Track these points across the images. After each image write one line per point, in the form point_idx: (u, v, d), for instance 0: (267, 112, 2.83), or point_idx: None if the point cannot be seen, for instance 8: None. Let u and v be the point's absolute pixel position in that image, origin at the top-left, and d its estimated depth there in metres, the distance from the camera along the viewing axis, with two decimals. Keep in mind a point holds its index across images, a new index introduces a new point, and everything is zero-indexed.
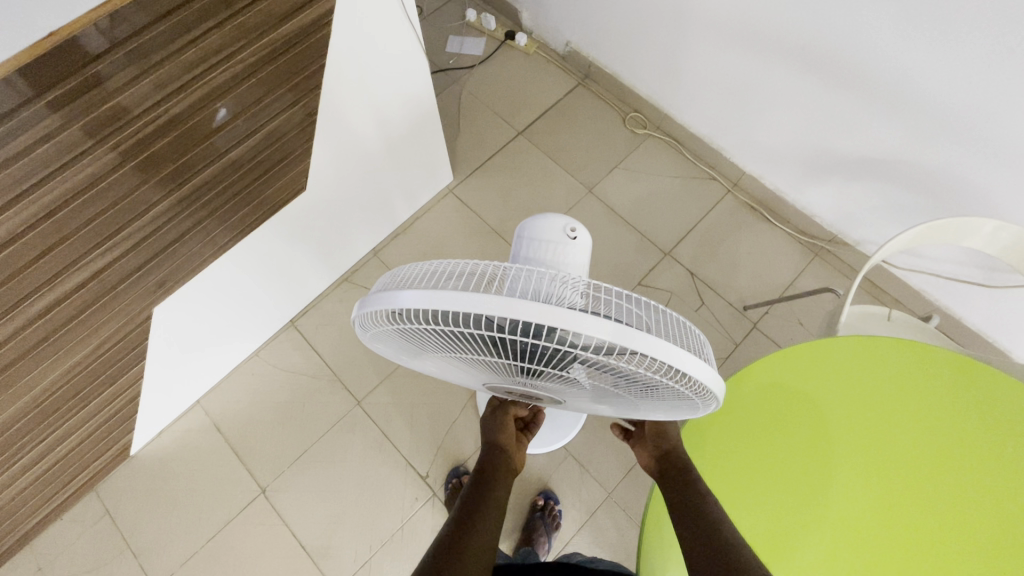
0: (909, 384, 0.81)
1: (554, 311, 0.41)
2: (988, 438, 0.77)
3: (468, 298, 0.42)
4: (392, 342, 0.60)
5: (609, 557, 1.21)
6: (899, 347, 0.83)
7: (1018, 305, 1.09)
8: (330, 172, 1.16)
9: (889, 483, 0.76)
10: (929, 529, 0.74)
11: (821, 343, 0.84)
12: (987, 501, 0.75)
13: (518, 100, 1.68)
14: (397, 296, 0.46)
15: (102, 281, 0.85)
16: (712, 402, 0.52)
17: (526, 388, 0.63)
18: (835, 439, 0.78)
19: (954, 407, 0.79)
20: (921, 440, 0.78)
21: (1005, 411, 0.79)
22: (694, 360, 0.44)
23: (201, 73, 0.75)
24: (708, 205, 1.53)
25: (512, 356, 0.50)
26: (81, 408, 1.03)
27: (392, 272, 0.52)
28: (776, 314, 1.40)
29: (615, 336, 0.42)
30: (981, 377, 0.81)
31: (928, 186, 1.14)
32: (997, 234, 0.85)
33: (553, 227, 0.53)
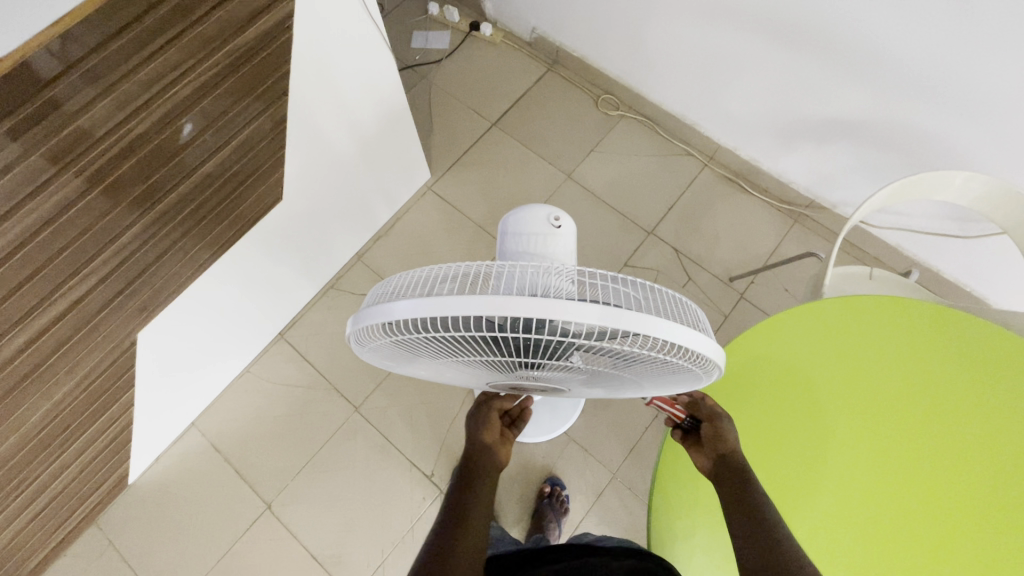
0: (887, 339, 0.83)
1: (549, 301, 0.41)
2: (972, 381, 0.80)
3: (462, 301, 0.42)
4: (389, 353, 0.59)
5: (619, 535, 1.22)
6: (881, 304, 0.85)
7: (994, 252, 1.12)
8: (303, 179, 1.14)
9: (885, 437, 0.78)
10: (927, 477, 0.76)
11: (799, 306, 0.86)
12: (977, 442, 0.77)
13: (489, 91, 1.67)
14: (391, 308, 0.45)
15: (82, 311, 0.83)
16: (714, 370, 0.53)
17: (529, 381, 0.63)
18: (830, 400, 0.80)
19: (937, 356, 0.82)
20: (910, 392, 0.80)
21: (983, 355, 0.82)
22: (691, 333, 0.45)
23: (163, 89, 0.73)
24: (686, 181, 1.54)
25: (512, 353, 0.50)
26: (74, 440, 1.00)
27: (382, 283, 0.51)
28: (762, 283, 1.42)
29: (610, 319, 0.42)
30: (958, 323, 0.84)
31: (898, 144, 1.16)
32: (968, 185, 0.87)
33: (536, 219, 0.52)
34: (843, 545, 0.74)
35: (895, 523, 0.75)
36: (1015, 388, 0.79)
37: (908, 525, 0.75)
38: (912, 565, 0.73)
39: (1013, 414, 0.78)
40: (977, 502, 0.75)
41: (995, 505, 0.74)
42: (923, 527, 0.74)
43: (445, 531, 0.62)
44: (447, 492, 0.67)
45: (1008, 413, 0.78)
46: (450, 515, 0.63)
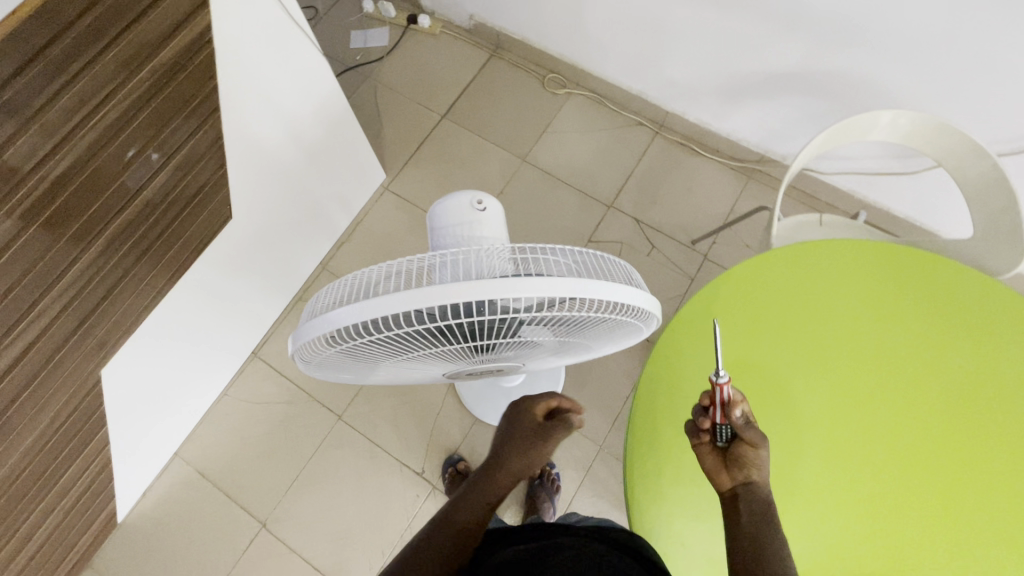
0: (826, 283, 0.86)
1: (483, 282, 0.41)
2: (907, 307, 0.84)
3: (396, 298, 0.41)
4: (341, 363, 0.58)
5: (612, 505, 1.25)
6: (815, 251, 0.87)
7: (936, 184, 1.16)
8: (250, 194, 1.12)
9: (843, 379, 0.81)
10: (887, 409, 0.79)
11: (748, 261, 0.87)
12: (923, 363, 0.81)
13: (435, 84, 1.65)
14: (327, 319, 0.45)
15: (38, 354, 0.81)
16: (656, 319, 0.54)
17: (487, 364, 0.64)
18: (785, 353, 0.82)
19: (873, 290, 0.85)
20: (855, 329, 0.83)
21: (921, 281, 0.85)
22: (626, 289, 0.46)
23: (85, 117, 0.71)
24: (640, 150, 1.55)
25: (460, 340, 0.50)
26: (52, 486, 0.99)
27: (319, 295, 0.50)
28: (724, 242, 1.45)
29: (545, 290, 0.42)
30: (885, 254, 0.87)
31: (835, 89, 1.18)
32: (896, 122, 0.90)
33: (457, 209, 0.52)
34: (819, 486, 0.77)
35: (866, 455, 0.78)
36: (943, 304, 0.84)
37: (879, 458, 0.77)
38: (886, 492, 0.76)
39: (947, 330, 0.83)
40: (937, 420, 0.79)
41: (949, 419, 0.79)
42: (891, 457, 0.77)
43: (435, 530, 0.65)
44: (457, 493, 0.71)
45: (944, 330, 0.83)
46: (450, 524, 0.66)
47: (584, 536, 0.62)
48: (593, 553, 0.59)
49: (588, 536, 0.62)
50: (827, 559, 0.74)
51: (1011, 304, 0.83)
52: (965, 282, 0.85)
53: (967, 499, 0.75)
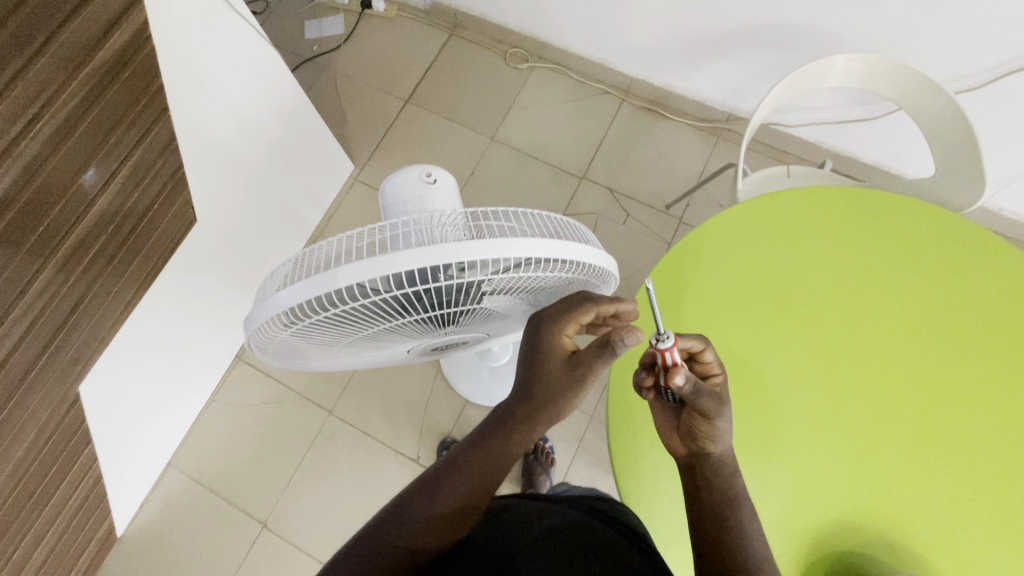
0: (786, 231, 0.87)
1: (433, 248, 0.41)
2: (866, 246, 0.85)
3: (343, 271, 0.41)
4: (303, 348, 0.58)
5: (607, 471, 1.27)
6: (773, 201, 0.88)
7: (901, 127, 1.16)
8: (212, 196, 1.10)
9: (810, 322, 0.82)
10: (854, 347, 0.81)
11: (717, 217, 0.88)
12: (884, 300, 0.83)
13: (395, 69, 1.62)
14: (277, 300, 0.44)
15: (10, 375, 0.80)
16: (615, 278, 0.55)
17: (454, 338, 0.64)
18: (752, 303, 0.83)
19: (833, 234, 0.86)
20: (818, 273, 0.84)
21: (888, 223, 0.87)
22: (578, 247, 0.46)
23: (25, 126, 0.68)
24: (607, 119, 1.54)
25: (418, 312, 0.50)
26: (42, 509, 0.98)
27: (271, 277, 0.50)
28: (698, 204, 1.45)
29: (494, 251, 0.42)
30: (842, 198, 0.88)
31: (793, 40, 1.18)
32: (850, 66, 0.90)
33: (407, 183, 0.52)
34: (799, 431, 0.78)
35: (842, 397, 0.79)
36: (901, 240, 0.86)
37: (849, 395, 0.79)
38: (863, 431, 0.78)
39: (906, 266, 0.84)
40: (909, 358, 0.80)
41: (914, 351, 0.81)
42: (860, 393, 0.79)
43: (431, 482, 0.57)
44: (487, 422, 0.63)
45: (903, 267, 0.84)
46: (473, 466, 0.58)
47: (569, 506, 0.61)
48: (578, 523, 0.58)
49: (573, 507, 0.61)
50: (808, 498, 0.75)
51: (974, 240, 0.85)
52: (931, 222, 0.86)
53: (941, 431, 0.77)
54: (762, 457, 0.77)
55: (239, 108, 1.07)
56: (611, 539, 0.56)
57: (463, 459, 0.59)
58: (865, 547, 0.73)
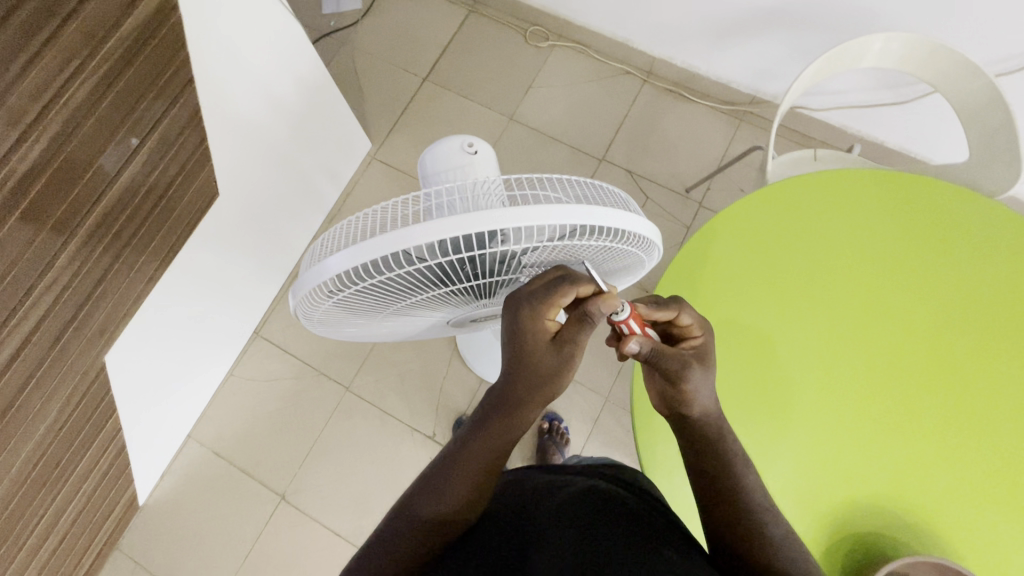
0: (811, 212, 0.86)
1: (480, 215, 0.41)
2: (892, 230, 0.84)
3: (390, 238, 0.41)
4: (344, 317, 0.59)
5: (620, 452, 1.28)
6: (800, 184, 0.87)
7: (931, 112, 1.14)
8: (234, 170, 1.10)
9: (832, 305, 0.82)
10: (875, 330, 0.81)
11: (749, 195, 0.87)
12: (909, 285, 0.82)
13: (414, 45, 1.60)
14: (325, 266, 0.45)
15: (39, 343, 0.81)
16: (654, 249, 0.55)
17: (488, 310, 0.64)
18: (774, 284, 0.82)
19: (859, 217, 0.85)
20: (842, 256, 0.83)
21: (923, 207, 0.85)
22: (623, 214, 0.46)
23: (54, 95, 0.68)
24: (628, 100, 1.52)
25: (459, 281, 0.51)
26: (69, 477, 1.00)
27: (316, 246, 0.50)
28: (718, 188, 1.44)
29: (544, 217, 0.42)
30: (870, 181, 0.87)
31: (825, 21, 1.15)
32: (887, 47, 0.88)
33: (449, 152, 0.53)
34: (823, 413, 0.78)
35: (867, 381, 0.79)
36: (929, 225, 0.84)
37: (868, 378, 0.79)
38: (888, 415, 0.78)
39: (933, 251, 0.83)
40: (937, 343, 0.80)
41: (936, 337, 0.80)
42: (879, 376, 0.79)
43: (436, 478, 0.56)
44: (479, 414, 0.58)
45: (929, 252, 0.83)
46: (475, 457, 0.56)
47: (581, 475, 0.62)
48: (594, 490, 0.59)
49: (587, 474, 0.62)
50: (821, 478, 0.75)
51: (1003, 227, 0.84)
52: (966, 207, 0.85)
53: (966, 417, 0.77)
54: (785, 437, 0.77)
55: (263, 82, 1.07)
56: (633, 506, 0.58)
57: (460, 455, 0.57)
58: (885, 528, 0.74)
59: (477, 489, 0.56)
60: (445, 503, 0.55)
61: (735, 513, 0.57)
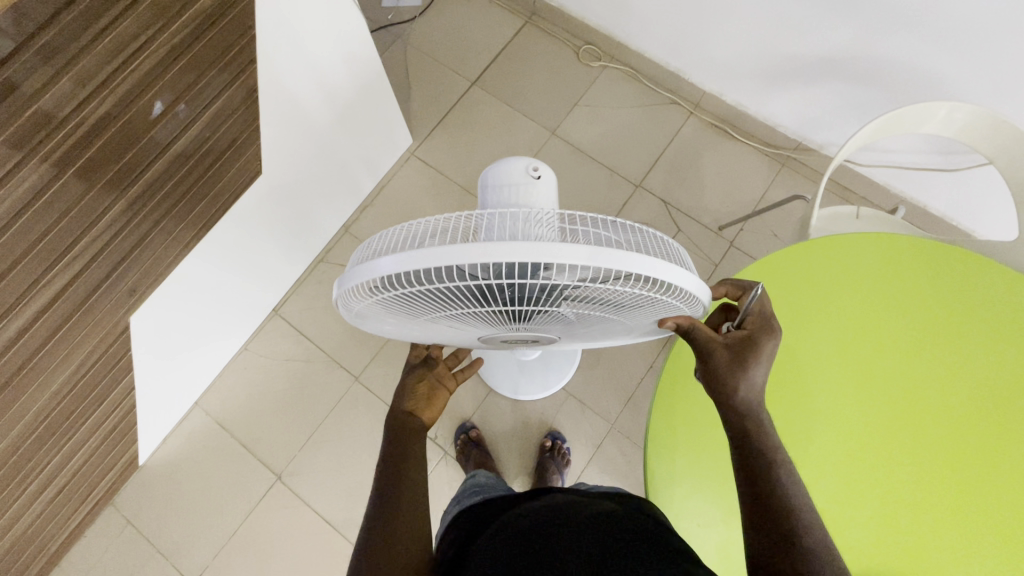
0: (835, 272, 0.85)
1: (536, 247, 0.41)
2: (913, 291, 0.84)
3: (443, 251, 0.42)
4: (380, 315, 0.59)
5: (619, 481, 1.27)
6: (826, 243, 0.86)
7: (980, 184, 1.12)
8: (278, 151, 1.12)
9: (854, 369, 0.80)
10: (895, 396, 0.79)
11: (807, 243, 0.86)
12: (929, 349, 0.81)
13: (467, 49, 1.61)
14: (375, 266, 0.45)
15: (73, 296, 0.82)
16: (698, 305, 0.54)
17: (519, 334, 0.64)
18: (795, 344, 0.81)
19: (881, 277, 0.84)
20: (865, 318, 0.82)
21: (982, 292, 0.83)
22: (675, 268, 0.45)
23: (123, 62, 0.70)
24: (672, 130, 1.51)
25: (500, 302, 0.51)
26: (78, 429, 1.01)
27: (367, 243, 0.51)
28: (751, 230, 1.43)
29: (595, 257, 0.42)
30: (893, 241, 0.86)
31: (884, 79, 1.14)
32: (951, 116, 0.87)
33: (515, 171, 0.54)
34: (845, 477, 0.76)
35: (893, 452, 0.77)
36: (947, 286, 0.84)
37: (889, 444, 0.78)
38: (909, 482, 0.76)
39: (952, 314, 0.82)
40: (974, 429, 0.78)
41: (956, 402, 0.79)
42: (899, 444, 0.78)
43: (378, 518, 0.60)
44: (387, 427, 0.69)
45: (949, 315, 0.82)
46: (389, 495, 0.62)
47: (598, 500, 0.61)
48: (611, 513, 0.58)
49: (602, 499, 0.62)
50: (843, 548, 0.74)
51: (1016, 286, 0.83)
52: (982, 267, 0.84)
53: (992, 484, 0.75)
54: None
55: (320, 70, 1.08)
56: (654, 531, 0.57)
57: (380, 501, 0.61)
58: None
59: (384, 499, 0.61)
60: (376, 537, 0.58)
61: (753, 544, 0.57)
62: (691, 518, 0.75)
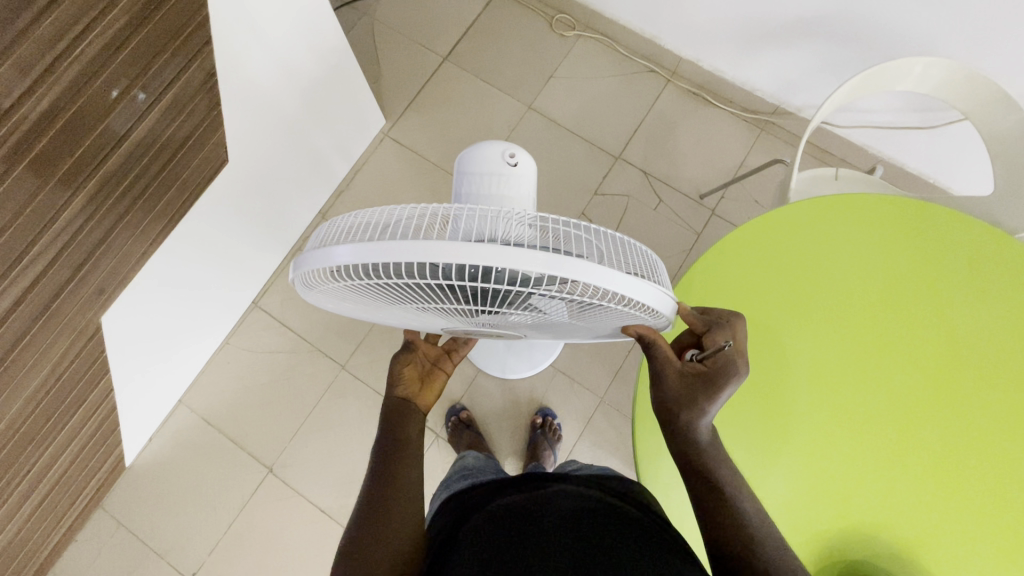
0: (814, 236, 0.84)
1: (493, 251, 0.40)
2: (891, 256, 0.84)
3: (400, 246, 0.41)
4: (343, 299, 0.58)
5: (610, 454, 1.28)
6: (806, 210, 0.86)
7: (957, 140, 1.13)
8: (246, 138, 1.08)
9: (831, 336, 0.81)
10: (872, 361, 0.80)
11: (829, 198, 0.87)
12: (905, 314, 0.82)
13: (437, 23, 1.56)
14: (333, 253, 0.44)
15: (38, 298, 0.79)
16: (664, 320, 0.53)
17: (486, 328, 0.63)
18: (775, 313, 0.81)
19: (860, 243, 0.84)
20: (844, 284, 0.83)
21: (971, 258, 0.83)
22: (637, 284, 0.44)
23: (66, 48, 0.65)
24: (650, 99, 1.49)
25: (460, 300, 0.49)
26: (55, 436, 0.99)
27: (329, 225, 0.50)
28: (732, 197, 1.42)
29: (548, 266, 0.40)
30: (873, 205, 0.86)
31: (860, 39, 1.13)
32: (927, 72, 0.86)
33: (493, 156, 0.55)
34: (829, 439, 0.78)
35: (871, 416, 0.78)
36: (925, 249, 0.84)
37: (866, 410, 0.79)
38: (886, 446, 0.78)
39: (929, 278, 0.83)
40: (950, 392, 0.79)
41: (932, 366, 0.80)
42: (876, 408, 0.79)
43: (362, 520, 0.58)
44: (384, 418, 0.68)
45: (927, 279, 0.83)
46: (375, 496, 0.60)
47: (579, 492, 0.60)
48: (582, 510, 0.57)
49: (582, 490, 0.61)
50: (820, 512, 0.75)
51: (994, 247, 0.83)
52: (961, 230, 0.84)
53: (966, 444, 0.77)
54: (778, 463, 0.77)
55: (282, 50, 1.04)
56: (632, 526, 0.56)
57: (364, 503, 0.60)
58: (865, 561, 0.74)
59: (366, 502, 0.60)
60: (357, 540, 0.57)
61: (730, 527, 0.58)
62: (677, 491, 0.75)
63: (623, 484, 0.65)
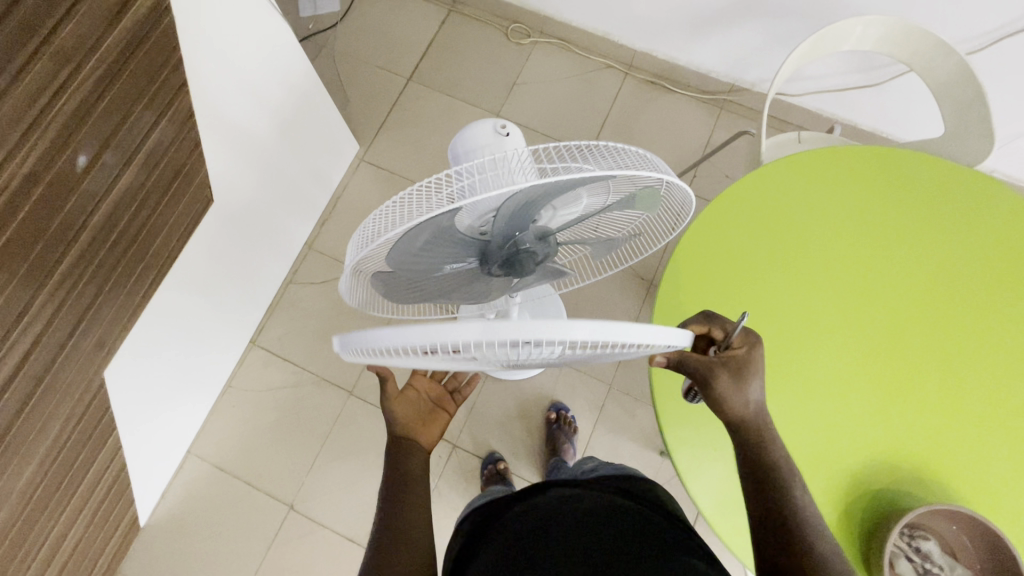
0: (793, 193, 0.89)
1: (537, 327, 0.39)
2: (867, 203, 0.89)
3: (443, 330, 0.40)
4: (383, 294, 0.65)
5: (627, 438, 1.30)
6: (782, 168, 0.90)
7: (903, 91, 1.21)
8: (228, 176, 1.08)
9: (825, 286, 0.85)
10: (867, 304, 0.84)
11: (818, 151, 0.92)
12: (889, 255, 0.87)
13: (396, 46, 1.60)
14: (371, 338, 0.43)
15: (37, 362, 0.78)
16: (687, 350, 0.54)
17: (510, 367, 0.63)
18: (769, 269, 0.85)
19: (836, 195, 0.89)
20: (828, 235, 0.87)
21: (937, 197, 0.89)
22: (669, 334, 0.45)
23: (44, 108, 0.65)
24: (611, 92, 1.55)
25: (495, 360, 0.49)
26: (67, 503, 0.96)
27: (364, 227, 0.55)
28: (704, 175, 1.48)
29: (592, 333, 0.40)
30: (842, 158, 0.91)
31: (799, 10, 1.20)
32: (866, 32, 0.93)
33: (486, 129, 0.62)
34: (840, 383, 0.81)
35: (874, 357, 0.82)
36: (897, 193, 0.89)
37: (868, 350, 0.83)
38: (893, 382, 0.81)
39: (904, 219, 0.88)
40: (942, 322, 0.84)
41: (922, 301, 0.85)
42: (877, 348, 0.83)
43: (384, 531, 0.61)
44: (386, 449, 0.68)
45: (903, 220, 0.88)
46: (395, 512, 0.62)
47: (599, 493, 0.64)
48: (601, 520, 0.58)
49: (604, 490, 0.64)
50: (844, 456, 0.78)
51: (957, 182, 0.89)
52: (926, 170, 0.90)
53: (964, 369, 0.82)
54: (797, 414, 0.79)
55: (254, 86, 1.06)
56: (648, 523, 0.59)
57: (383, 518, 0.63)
58: (885, 495, 0.77)
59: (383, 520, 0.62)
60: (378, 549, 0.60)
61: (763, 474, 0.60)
62: (700, 472, 0.78)
63: (643, 482, 0.68)
